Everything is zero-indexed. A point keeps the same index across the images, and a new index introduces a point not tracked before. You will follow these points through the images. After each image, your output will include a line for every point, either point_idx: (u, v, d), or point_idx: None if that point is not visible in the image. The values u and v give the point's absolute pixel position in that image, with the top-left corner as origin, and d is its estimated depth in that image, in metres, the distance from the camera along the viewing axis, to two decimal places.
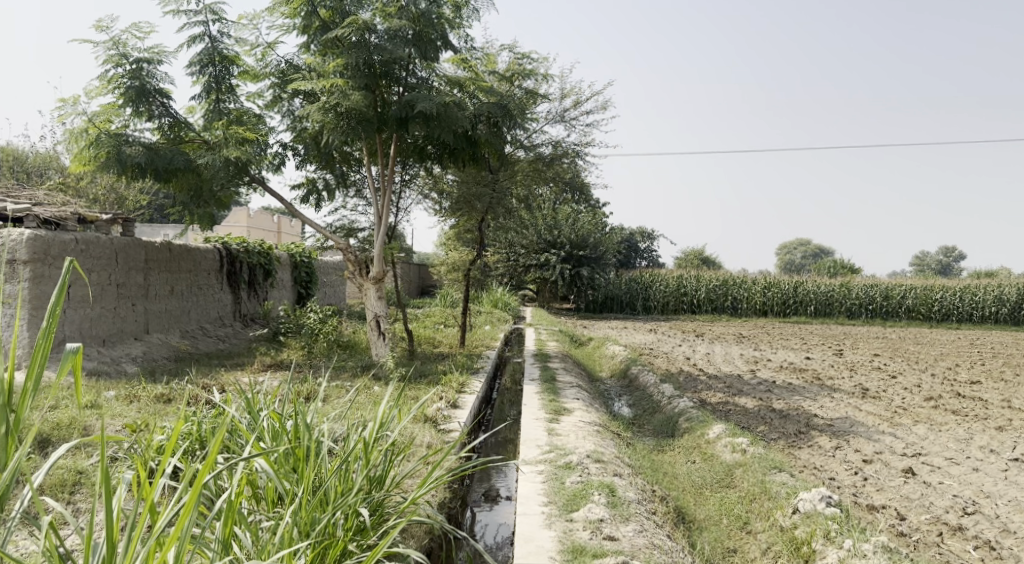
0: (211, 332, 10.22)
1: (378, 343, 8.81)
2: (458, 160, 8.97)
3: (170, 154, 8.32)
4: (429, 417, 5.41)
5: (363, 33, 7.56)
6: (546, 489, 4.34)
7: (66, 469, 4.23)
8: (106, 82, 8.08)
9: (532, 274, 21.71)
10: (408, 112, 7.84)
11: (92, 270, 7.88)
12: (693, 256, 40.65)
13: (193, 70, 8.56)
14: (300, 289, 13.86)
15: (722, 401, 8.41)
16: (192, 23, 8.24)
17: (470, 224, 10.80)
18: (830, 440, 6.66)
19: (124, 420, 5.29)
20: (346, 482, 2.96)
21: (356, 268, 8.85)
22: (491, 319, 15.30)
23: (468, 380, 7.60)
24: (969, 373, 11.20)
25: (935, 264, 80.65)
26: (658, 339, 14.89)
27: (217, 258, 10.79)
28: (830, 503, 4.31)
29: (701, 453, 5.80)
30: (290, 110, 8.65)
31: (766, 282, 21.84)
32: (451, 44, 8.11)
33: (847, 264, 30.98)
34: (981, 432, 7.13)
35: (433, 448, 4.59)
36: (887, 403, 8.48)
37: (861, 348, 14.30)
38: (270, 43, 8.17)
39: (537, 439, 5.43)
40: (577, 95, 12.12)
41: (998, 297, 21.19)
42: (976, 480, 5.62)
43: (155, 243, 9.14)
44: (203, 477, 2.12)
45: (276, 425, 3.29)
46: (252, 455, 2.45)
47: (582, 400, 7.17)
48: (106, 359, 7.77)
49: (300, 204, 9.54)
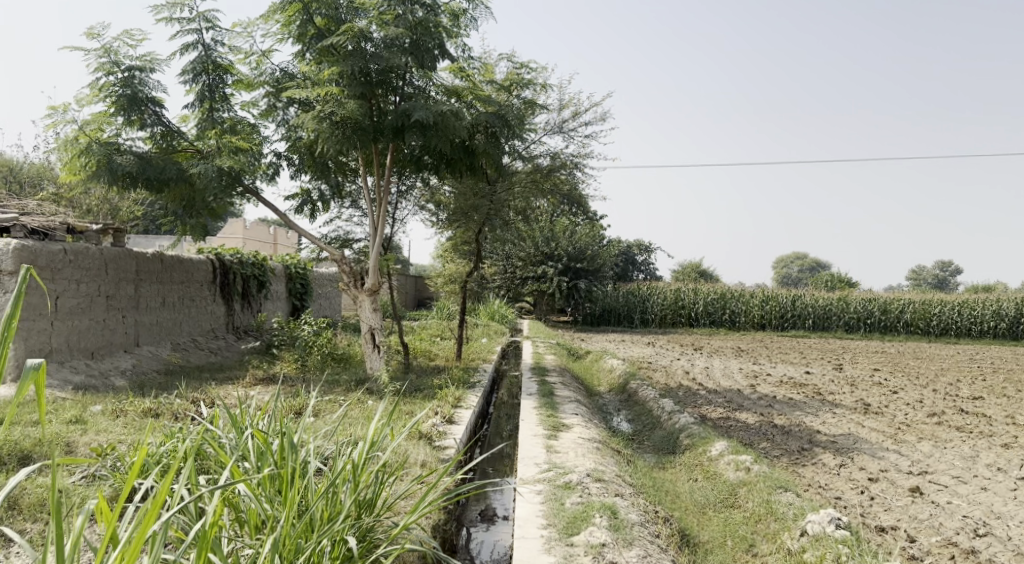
0: (203, 345, 10.04)
1: (372, 356, 8.61)
2: (455, 171, 8.83)
3: (162, 163, 8.18)
4: (424, 433, 5.25)
5: (359, 41, 7.48)
6: (545, 510, 4.17)
7: (45, 488, 4.04)
8: (97, 90, 7.95)
9: (529, 286, 21.57)
10: (404, 121, 7.71)
11: (81, 281, 7.71)
12: (689, 270, 40.56)
13: (186, 79, 8.46)
14: (295, 301, 13.70)
15: (723, 417, 8.25)
16: (185, 31, 8.15)
17: (468, 236, 10.67)
18: (834, 457, 6.51)
19: (109, 436, 5.13)
20: (333, 506, 2.80)
21: (351, 280, 8.67)
22: (488, 332, 15.13)
23: (465, 395, 7.43)
24: (971, 388, 11.07)
25: (931, 278, 80.84)
26: (656, 352, 14.77)
27: (209, 269, 10.62)
28: (840, 525, 4.16)
29: (703, 471, 5.64)
30: (284, 119, 8.56)
31: (764, 295, 21.74)
32: (449, 53, 8.01)
33: (847, 278, 30.89)
34: (987, 450, 6.99)
35: (427, 466, 4.43)
36: (891, 420, 8.32)
37: (860, 363, 14.18)
38: (265, 51, 8.07)
39: (535, 456, 5.27)
40: (577, 106, 12.02)
41: (997, 312, 21.09)
42: (986, 500, 5.46)
43: (147, 254, 9.00)
44: (164, 503, 1.98)
45: (259, 443, 3.13)
46: (230, 479, 2.30)
47: (581, 415, 7.00)
48: (95, 372, 7.59)
49: (294, 215, 9.40)
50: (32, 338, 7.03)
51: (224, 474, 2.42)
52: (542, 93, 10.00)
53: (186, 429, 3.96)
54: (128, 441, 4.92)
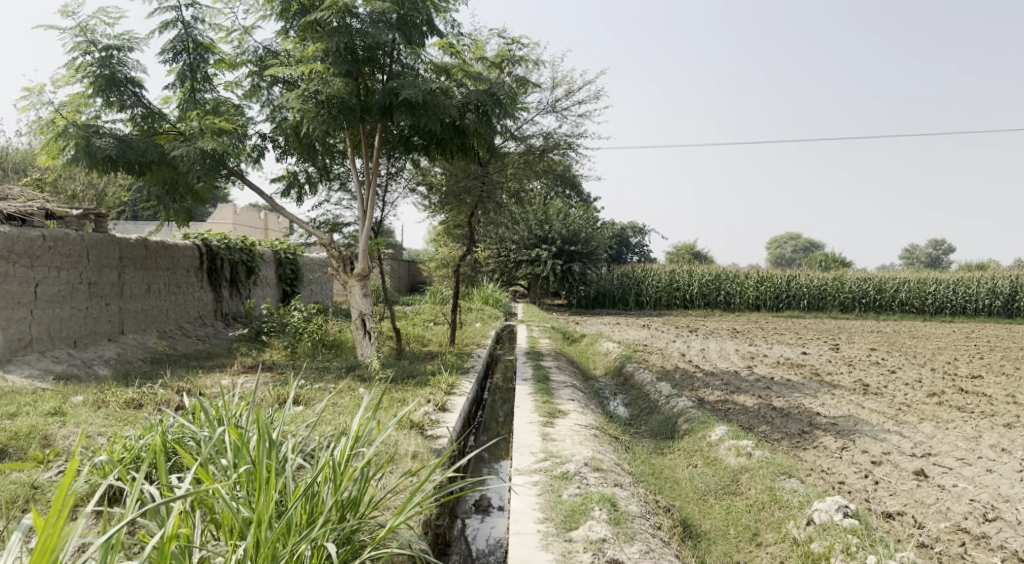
0: (190, 332, 9.81)
1: (363, 342, 8.41)
2: (445, 152, 8.55)
3: (143, 146, 7.90)
4: (415, 422, 5.06)
5: (345, 17, 7.19)
6: (541, 503, 4.00)
7: (18, 484, 3.86)
8: (73, 71, 7.66)
9: (523, 270, 21.30)
10: (392, 99, 7.45)
11: (61, 268, 7.46)
12: (684, 252, 40.40)
13: (166, 59, 8.18)
14: (285, 287, 13.47)
15: (721, 400, 8.10)
16: (163, 8, 7.85)
17: (460, 219, 10.44)
18: (835, 440, 6.37)
19: (89, 428, 4.94)
20: (313, 508, 2.63)
21: (340, 265, 8.43)
22: (481, 316, 14.95)
23: (459, 381, 7.26)
24: (969, 367, 10.95)
25: (924, 258, 81.03)
26: (652, 334, 14.62)
27: (196, 255, 10.37)
28: (847, 513, 3.99)
29: (703, 457, 5.48)
30: (269, 99, 8.26)
31: (759, 276, 21.64)
32: (438, 29, 7.75)
33: (839, 258, 30.80)
34: (990, 430, 6.86)
35: (419, 459, 4.24)
36: (890, 400, 8.19)
37: (857, 342, 14.07)
38: (247, 27, 7.77)
39: (531, 445, 5.09)
40: (569, 84, 11.79)
41: (992, 290, 21.04)
42: (992, 483, 5.32)
43: (130, 240, 8.73)
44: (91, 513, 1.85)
45: (235, 440, 2.93)
46: (190, 485, 2.15)
47: (577, 401, 6.84)
48: (77, 361, 7.37)
49: (280, 198, 9.11)
50: (11, 328, 6.82)
51: (188, 477, 2.26)
52: (534, 70, 9.75)
53: (166, 421, 3.79)
54: (108, 434, 4.73)
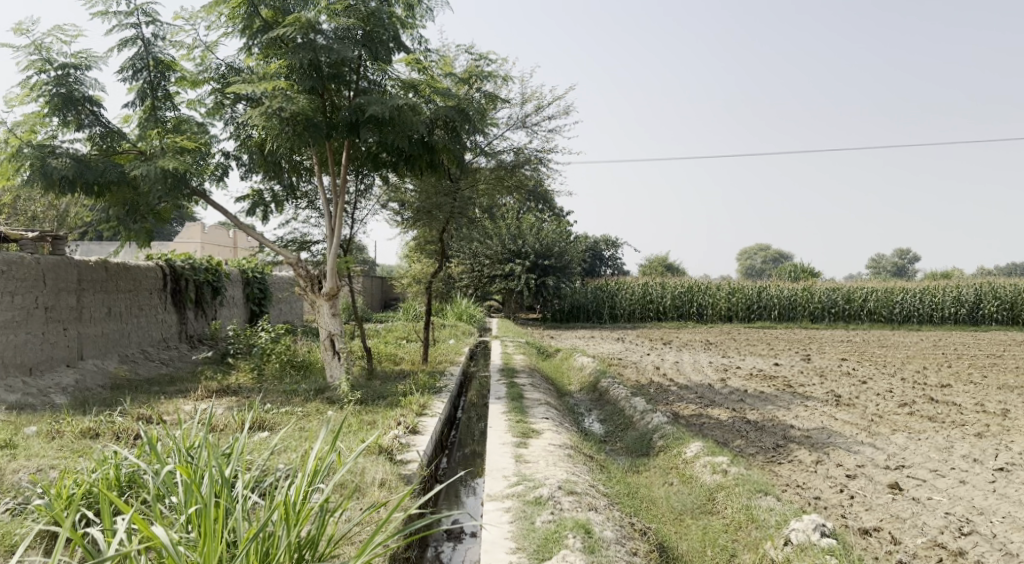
0: (154, 356, 9.51)
1: (333, 363, 8.21)
2: (414, 168, 8.44)
3: (103, 166, 7.69)
4: (384, 447, 4.91)
5: (309, 33, 7.07)
6: (513, 532, 3.88)
7: None
8: (28, 90, 7.43)
9: (496, 285, 21.20)
10: (359, 116, 7.34)
11: (14, 293, 7.19)
12: (656, 264, 40.73)
13: (126, 77, 7.98)
14: (252, 306, 13.21)
15: (695, 414, 8.06)
16: (122, 26, 7.66)
17: (431, 235, 10.32)
18: (809, 453, 6.34)
19: (41, 460, 4.68)
20: (266, 551, 2.52)
21: (308, 285, 8.23)
22: (455, 333, 14.78)
23: (431, 400, 7.11)
24: (938, 376, 11.06)
25: (890, 266, 82.59)
26: (625, 348, 14.58)
27: (159, 277, 10.11)
28: (825, 532, 3.94)
29: (679, 475, 5.40)
30: (233, 117, 8.11)
31: (730, 288, 21.81)
32: (404, 45, 7.65)
33: (808, 269, 31.20)
34: (961, 440, 6.89)
35: (386, 488, 4.10)
36: (863, 411, 8.21)
37: (828, 353, 14.18)
38: (208, 44, 7.62)
39: (504, 468, 4.97)
40: (539, 99, 11.78)
41: (957, 298, 21.45)
42: (965, 495, 5.32)
43: (90, 262, 8.47)
44: None
45: (186, 479, 2.81)
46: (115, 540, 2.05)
47: (552, 419, 6.73)
48: (32, 390, 7.07)
49: (245, 217, 8.90)
50: None
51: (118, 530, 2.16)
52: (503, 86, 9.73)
53: (118, 457, 3.62)
54: (59, 469, 4.47)
